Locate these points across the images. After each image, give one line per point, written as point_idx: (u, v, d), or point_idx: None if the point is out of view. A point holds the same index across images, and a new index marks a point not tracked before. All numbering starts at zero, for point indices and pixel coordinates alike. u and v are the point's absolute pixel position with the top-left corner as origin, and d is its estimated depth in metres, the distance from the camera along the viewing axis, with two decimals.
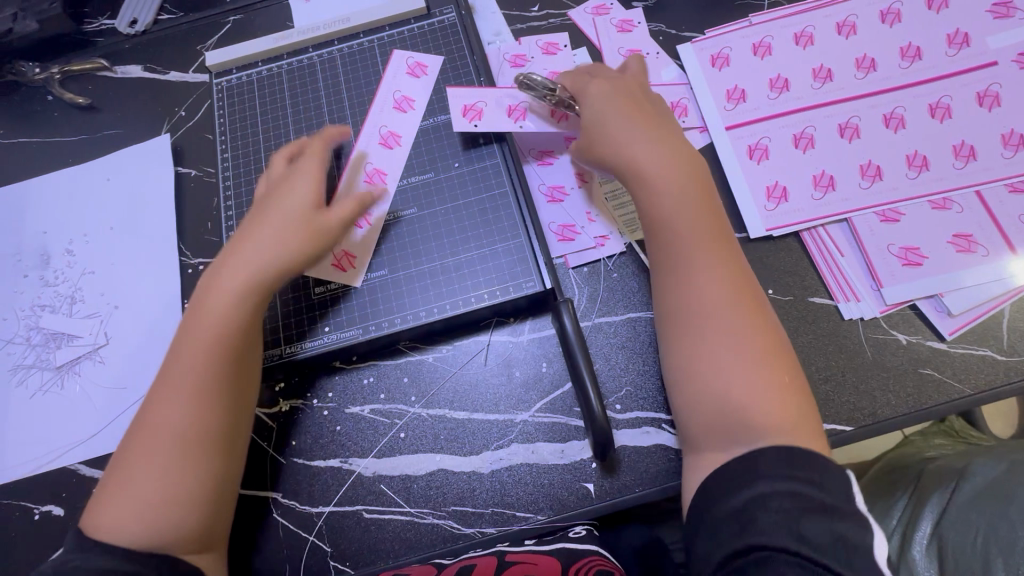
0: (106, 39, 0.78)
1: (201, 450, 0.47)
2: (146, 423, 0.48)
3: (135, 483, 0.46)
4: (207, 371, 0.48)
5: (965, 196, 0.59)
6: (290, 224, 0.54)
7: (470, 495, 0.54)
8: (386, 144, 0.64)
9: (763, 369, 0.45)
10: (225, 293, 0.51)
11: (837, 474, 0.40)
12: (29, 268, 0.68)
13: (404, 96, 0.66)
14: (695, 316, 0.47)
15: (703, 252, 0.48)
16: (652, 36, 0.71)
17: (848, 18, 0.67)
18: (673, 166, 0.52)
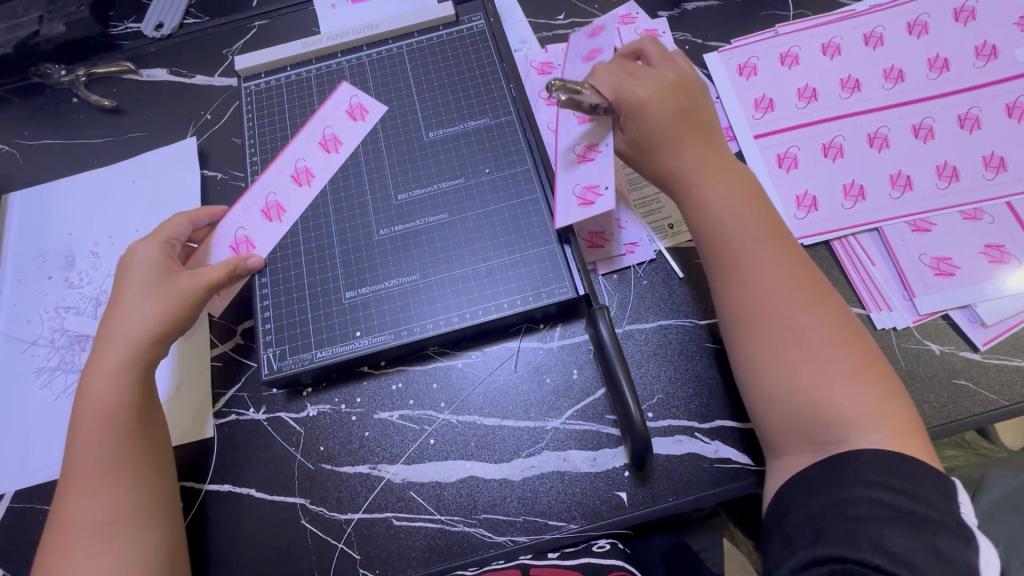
0: (131, 42, 0.78)
1: (133, 526, 0.49)
2: (65, 516, 0.50)
3: (74, 572, 0.48)
4: (121, 448, 0.51)
5: (996, 206, 0.59)
6: (148, 297, 0.56)
7: (502, 503, 0.54)
8: (297, 180, 0.64)
9: (842, 368, 0.45)
10: (113, 374, 0.54)
11: (926, 480, 0.40)
12: (53, 270, 0.68)
13: (331, 133, 0.66)
14: (764, 319, 0.48)
15: (765, 260, 0.49)
16: (679, 45, 0.71)
17: (876, 29, 0.68)
18: (728, 173, 0.52)
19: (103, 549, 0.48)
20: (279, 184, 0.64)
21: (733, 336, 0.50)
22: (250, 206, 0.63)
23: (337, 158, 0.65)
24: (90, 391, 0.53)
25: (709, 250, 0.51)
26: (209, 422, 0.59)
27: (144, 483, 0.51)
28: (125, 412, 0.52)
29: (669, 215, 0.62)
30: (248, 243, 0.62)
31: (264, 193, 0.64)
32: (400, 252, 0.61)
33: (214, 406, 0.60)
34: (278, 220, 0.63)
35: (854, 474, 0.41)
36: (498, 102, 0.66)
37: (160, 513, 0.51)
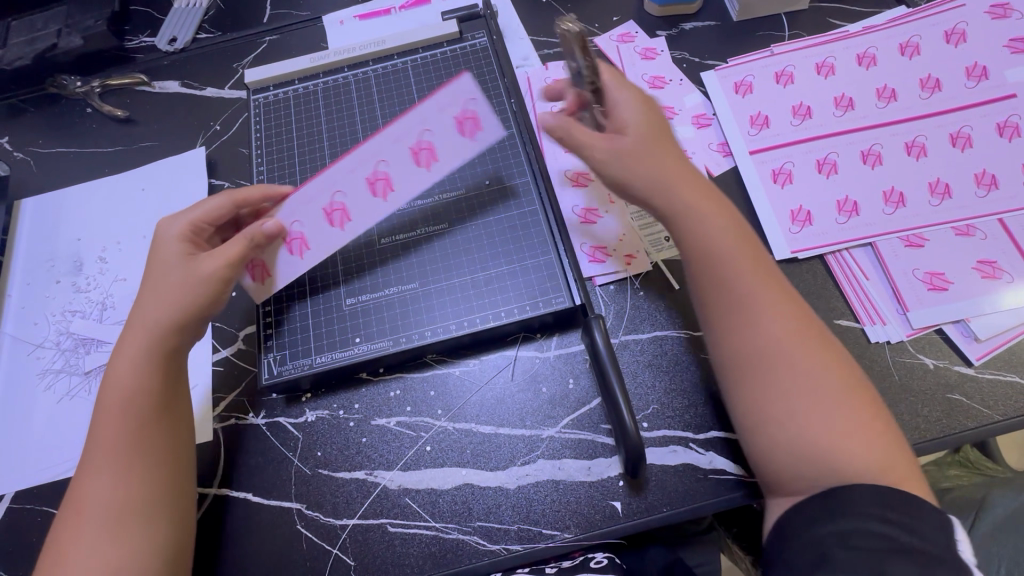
0: (145, 55, 0.81)
1: (143, 517, 0.49)
2: (78, 496, 0.49)
3: (78, 557, 0.47)
4: (138, 440, 0.50)
5: (988, 223, 0.60)
6: (170, 280, 0.53)
7: (496, 511, 0.54)
8: (374, 188, 0.56)
9: (846, 417, 0.45)
10: (133, 360, 0.52)
11: (928, 517, 0.40)
12: (62, 274, 0.69)
13: (427, 143, 0.55)
14: (765, 364, 0.47)
15: (768, 305, 0.48)
16: (676, 63, 0.73)
17: (869, 50, 0.69)
18: (725, 213, 0.50)
19: (107, 541, 0.47)
20: (347, 183, 0.56)
21: (735, 382, 0.48)
22: (313, 200, 0.56)
23: (427, 178, 0.56)
24: (115, 377, 0.51)
25: (704, 295, 0.50)
26: (208, 426, 0.60)
27: (156, 478, 0.50)
28: (143, 402, 0.51)
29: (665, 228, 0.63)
30: (305, 245, 0.57)
31: (331, 191, 0.56)
32: (401, 262, 0.62)
33: (214, 410, 0.60)
34: (339, 227, 0.56)
35: (854, 506, 0.42)
36: (499, 116, 0.68)
37: (168, 509, 0.50)
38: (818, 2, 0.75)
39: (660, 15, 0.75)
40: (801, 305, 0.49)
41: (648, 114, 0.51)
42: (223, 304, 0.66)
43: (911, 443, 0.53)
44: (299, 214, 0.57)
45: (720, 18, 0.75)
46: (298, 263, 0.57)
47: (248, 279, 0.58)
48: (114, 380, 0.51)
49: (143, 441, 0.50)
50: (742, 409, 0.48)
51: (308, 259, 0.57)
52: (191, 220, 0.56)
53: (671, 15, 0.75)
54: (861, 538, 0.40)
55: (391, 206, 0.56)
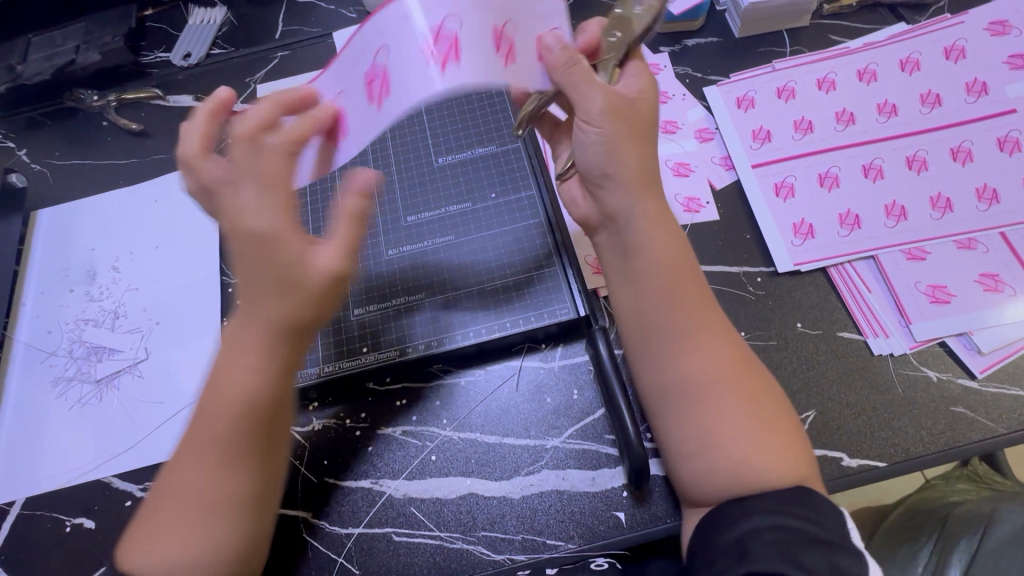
0: (161, 70, 0.83)
1: (232, 517, 0.43)
2: (169, 486, 0.43)
3: (161, 549, 0.42)
4: (241, 443, 0.42)
5: (989, 236, 0.60)
6: (277, 269, 0.40)
7: (500, 521, 0.54)
8: (370, 91, 0.46)
9: (756, 437, 0.45)
10: (256, 357, 0.42)
11: (828, 511, 0.42)
12: (76, 283, 0.70)
13: (452, 33, 0.45)
14: (702, 387, 0.47)
15: (693, 337, 0.48)
16: (679, 78, 0.74)
17: (869, 66, 0.70)
18: (672, 234, 0.50)
19: (196, 537, 0.42)
20: (392, 35, 0.46)
21: (674, 407, 0.48)
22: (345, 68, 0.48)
23: (430, 84, 0.44)
24: (233, 370, 0.42)
25: (647, 317, 0.49)
26: None
27: (256, 480, 0.43)
28: (256, 404, 0.42)
29: None
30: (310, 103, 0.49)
31: (360, 35, 0.47)
32: (408, 272, 0.63)
33: None
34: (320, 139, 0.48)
35: (758, 504, 0.43)
36: (505, 131, 0.70)
37: (262, 509, 0.45)
38: (819, 19, 0.77)
39: (664, 31, 0.77)
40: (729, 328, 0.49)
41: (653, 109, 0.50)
42: (233, 314, 0.67)
43: (915, 456, 0.53)
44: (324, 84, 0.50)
45: (722, 34, 0.76)
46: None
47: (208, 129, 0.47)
48: (240, 376, 0.42)
49: (257, 442, 0.43)
50: (679, 432, 0.48)
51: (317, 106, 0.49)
52: (223, 98, 0.47)
53: (674, 31, 0.77)
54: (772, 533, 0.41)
55: (368, 124, 0.46)
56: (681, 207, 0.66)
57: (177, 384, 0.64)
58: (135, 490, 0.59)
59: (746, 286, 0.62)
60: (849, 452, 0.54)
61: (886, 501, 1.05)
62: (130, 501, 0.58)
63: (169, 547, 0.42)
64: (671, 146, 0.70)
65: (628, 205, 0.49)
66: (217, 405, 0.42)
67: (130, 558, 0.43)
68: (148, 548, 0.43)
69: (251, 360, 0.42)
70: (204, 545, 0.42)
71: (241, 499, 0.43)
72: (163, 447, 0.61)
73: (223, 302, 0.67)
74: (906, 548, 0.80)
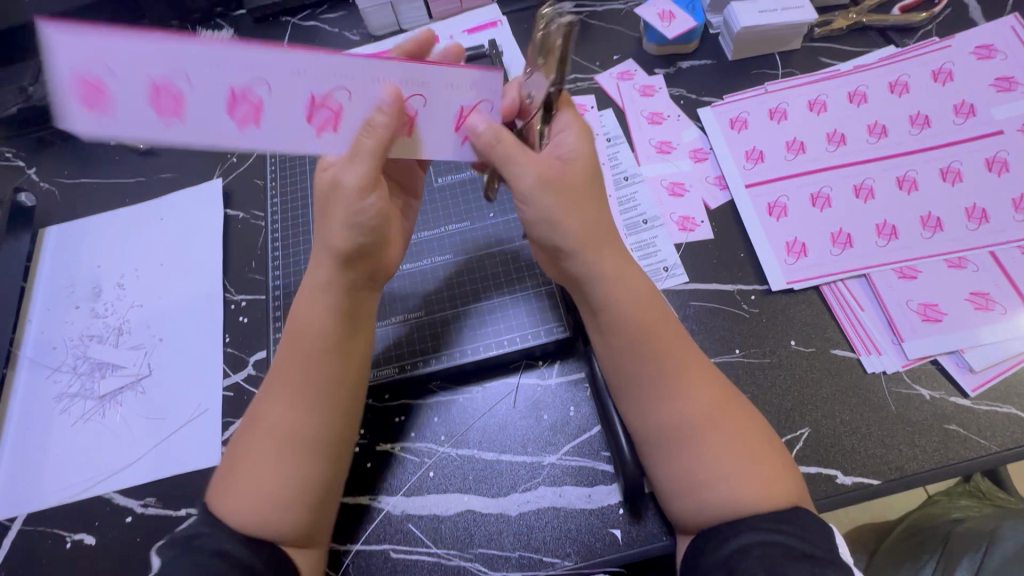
0: None
1: (311, 442, 0.49)
2: (259, 417, 0.50)
3: (252, 474, 0.48)
4: (322, 364, 0.50)
5: (980, 255, 0.61)
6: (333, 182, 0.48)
7: (497, 537, 0.54)
8: (233, 106, 0.43)
9: (746, 469, 0.47)
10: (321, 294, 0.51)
11: (817, 529, 0.44)
12: (82, 300, 0.72)
13: (334, 106, 0.45)
14: (686, 431, 0.49)
15: (672, 377, 0.50)
16: (673, 100, 0.76)
17: (859, 88, 0.72)
18: (640, 283, 0.53)
19: (283, 470, 0.48)
20: (283, 81, 0.43)
21: (661, 452, 0.50)
22: (124, 61, 0.39)
23: (313, 146, 0.46)
24: (306, 312, 0.51)
25: (625, 369, 0.51)
26: (217, 449, 0.62)
27: (332, 421, 0.50)
28: (328, 328, 0.51)
29: (664, 259, 0.66)
30: (83, 49, 0.38)
31: (255, 75, 0.42)
32: (408, 290, 0.65)
33: (224, 434, 0.62)
34: (164, 119, 0.42)
35: (748, 521, 0.45)
36: None
37: (337, 454, 0.51)
38: (810, 41, 0.79)
39: (658, 53, 0.79)
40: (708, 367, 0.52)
41: (590, 164, 0.51)
42: (236, 330, 0.68)
43: (908, 474, 0.54)
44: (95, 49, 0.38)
45: (715, 57, 0.78)
46: (79, 112, 0.40)
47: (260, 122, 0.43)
48: (313, 313, 0.51)
49: (339, 381, 0.51)
50: (669, 475, 0.49)
51: (97, 55, 0.39)
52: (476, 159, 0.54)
53: (669, 53, 0.79)
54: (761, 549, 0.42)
55: (235, 142, 0.44)
56: (676, 226, 0.68)
57: (179, 400, 0.65)
58: (135, 505, 0.60)
59: (740, 304, 0.63)
60: (843, 469, 0.55)
61: (890, 517, 1.04)
62: (130, 517, 0.59)
63: (257, 483, 0.47)
64: (666, 166, 0.71)
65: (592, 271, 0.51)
66: (304, 351, 0.51)
67: (218, 502, 0.48)
68: (234, 489, 0.48)
69: (326, 299, 0.51)
70: (287, 481, 0.47)
71: (317, 437, 0.49)
72: (164, 462, 0.61)
73: (226, 319, 0.69)
74: (908, 566, 0.80)
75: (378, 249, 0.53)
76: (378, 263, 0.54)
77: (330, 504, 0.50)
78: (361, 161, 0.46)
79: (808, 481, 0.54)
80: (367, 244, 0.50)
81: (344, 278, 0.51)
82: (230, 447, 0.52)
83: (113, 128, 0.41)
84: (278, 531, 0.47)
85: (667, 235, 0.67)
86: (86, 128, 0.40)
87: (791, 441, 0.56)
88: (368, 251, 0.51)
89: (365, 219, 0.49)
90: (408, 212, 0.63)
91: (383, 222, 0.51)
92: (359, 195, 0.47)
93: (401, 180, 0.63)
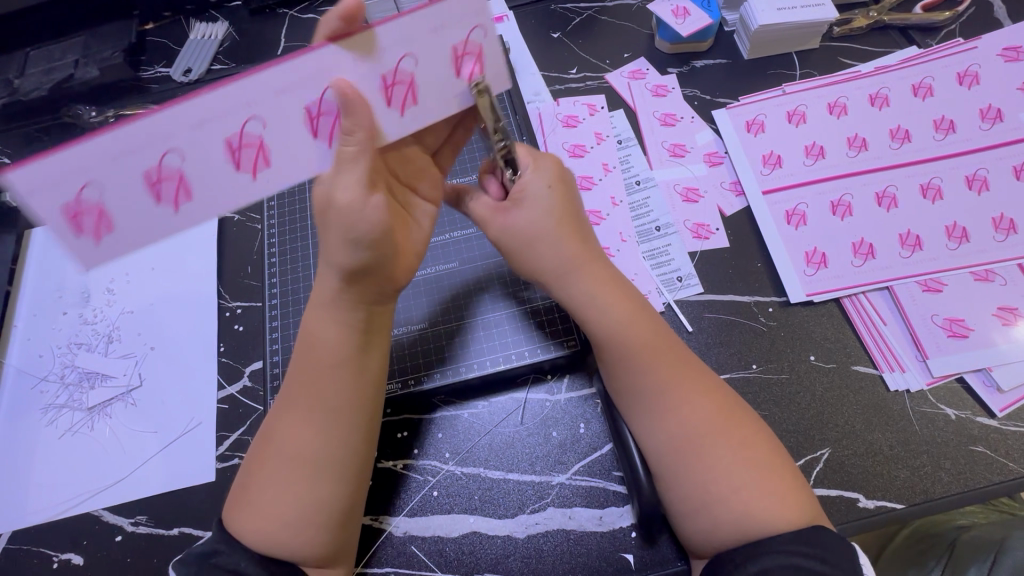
0: (160, 86, 0.80)
1: (323, 468, 0.46)
2: (271, 443, 0.47)
3: (266, 503, 0.45)
4: (329, 386, 0.47)
5: (1007, 268, 0.59)
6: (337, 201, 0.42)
7: (504, 561, 0.52)
8: (237, 157, 0.43)
9: (757, 484, 0.45)
10: (331, 320, 0.48)
11: (838, 549, 0.42)
12: (69, 305, 0.68)
13: (330, 110, 0.44)
14: (693, 445, 0.46)
15: (669, 390, 0.48)
16: (687, 101, 0.73)
17: (881, 90, 0.69)
18: (629, 296, 0.52)
19: (305, 490, 0.45)
20: (272, 106, 0.42)
21: (671, 467, 0.47)
22: (115, 162, 0.41)
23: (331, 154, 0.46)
24: (323, 327, 0.48)
25: (622, 380, 0.50)
26: (211, 465, 0.59)
27: (356, 439, 0.48)
28: (336, 352, 0.48)
29: (678, 268, 0.63)
30: (35, 177, 0.39)
31: (249, 112, 0.42)
32: (411, 300, 0.62)
33: (218, 449, 0.60)
34: (169, 209, 0.44)
35: (768, 543, 0.42)
36: None
37: (358, 471, 0.48)
38: (829, 41, 0.75)
39: (672, 52, 0.76)
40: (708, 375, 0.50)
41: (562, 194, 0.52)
42: (231, 339, 0.65)
43: (933, 497, 0.52)
44: (49, 173, 0.40)
45: (731, 56, 0.75)
46: (91, 244, 0.44)
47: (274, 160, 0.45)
48: (330, 330, 0.48)
49: (361, 398, 0.48)
50: (680, 491, 0.46)
51: (51, 182, 0.40)
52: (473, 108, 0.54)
53: (682, 51, 0.75)
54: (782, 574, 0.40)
55: (253, 192, 0.45)
56: (690, 234, 0.65)
57: (172, 412, 0.62)
58: (126, 523, 0.57)
59: (757, 316, 0.61)
60: (865, 492, 0.52)
61: None
62: (120, 536, 0.56)
63: (278, 503, 0.45)
64: (680, 170, 0.69)
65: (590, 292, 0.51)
66: (318, 366, 0.48)
67: (235, 523, 0.46)
68: (251, 510, 0.45)
69: (337, 315, 0.48)
70: (308, 501, 0.45)
71: (338, 456, 0.47)
72: (157, 478, 0.59)
73: (221, 327, 0.66)
74: None
75: (387, 265, 0.47)
76: (385, 280, 0.48)
77: (354, 522, 0.48)
78: (350, 169, 0.43)
79: (828, 505, 0.52)
80: (372, 261, 0.45)
81: (358, 295, 0.47)
82: (239, 474, 0.49)
83: (123, 247, 0.45)
84: (301, 553, 0.45)
85: (681, 243, 0.64)
86: (105, 250, 0.44)
87: (811, 461, 0.54)
88: (374, 270, 0.46)
89: (362, 237, 0.43)
90: (419, 218, 0.55)
91: (389, 236, 0.44)
92: (353, 209, 0.42)
93: (414, 182, 0.55)
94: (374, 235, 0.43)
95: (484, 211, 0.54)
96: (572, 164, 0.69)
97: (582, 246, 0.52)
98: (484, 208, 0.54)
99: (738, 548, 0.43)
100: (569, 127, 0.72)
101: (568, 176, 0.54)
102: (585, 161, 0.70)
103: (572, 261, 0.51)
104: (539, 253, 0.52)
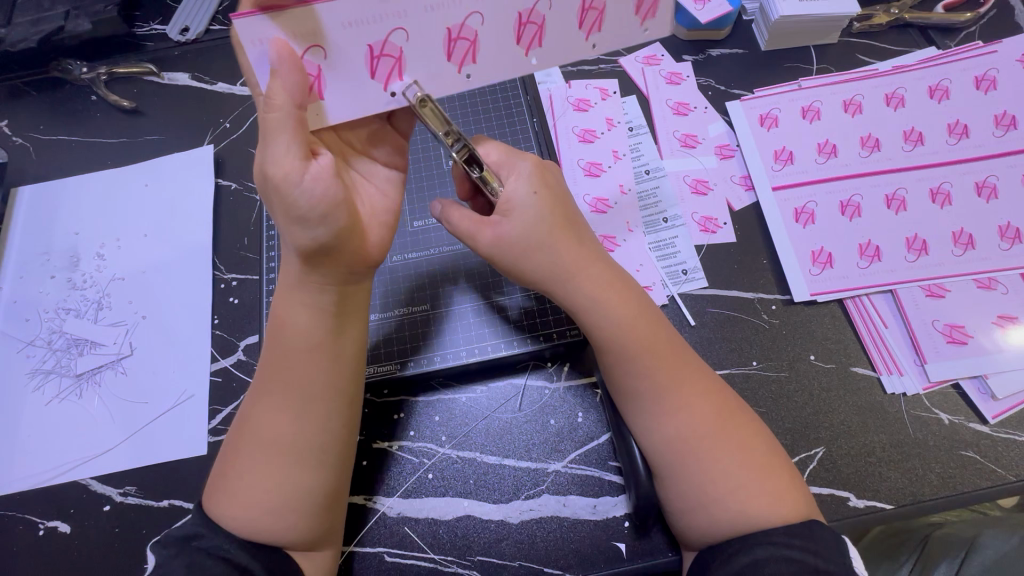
0: (155, 44, 0.76)
1: (300, 457, 0.45)
2: (246, 430, 0.46)
3: (244, 491, 0.44)
4: (304, 374, 0.46)
5: (1010, 277, 0.60)
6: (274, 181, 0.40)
7: (497, 546, 0.52)
8: (451, 47, 0.44)
9: (753, 484, 0.45)
10: (313, 308, 0.46)
11: (833, 546, 0.42)
12: (58, 269, 0.66)
13: (540, 20, 0.44)
14: (690, 446, 0.46)
15: (664, 395, 0.47)
16: (701, 90, 0.71)
17: (898, 90, 0.68)
18: (629, 297, 0.50)
19: (288, 477, 0.45)
20: (491, 4, 0.42)
21: (671, 465, 0.47)
22: (365, 22, 0.41)
23: (525, 66, 0.46)
24: (293, 312, 0.46)
25: (617, 380, 0.49)
26: (205, 438, 0.58)
27: (336, 427, 0.47)
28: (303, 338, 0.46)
29: (683, 261, 0.63)
30: (275, 26, 0.39)
31: (470, 8, 0.42)
32: (414, 282, 0.62)
33: (211, 423, 0.59)
34: (383, 85, 0.44)
35: (762, 538, 0.42)
36: (522, 137, 0.69)
37: (340, 455, 0.48)
38: (848, 36, 0.74)
39: (688, 39, 0.74)
40: (704, 376, 0.49)
41: (550, 194, 0.50)
42: (226, 312, 0.64)
43: (922, 498, 0.53)
44: (292, 25, 0.39)
45: (748, 46, 0.73)
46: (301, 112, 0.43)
47: (481, 60, 0.45)
48: (318, 315, 0.46)
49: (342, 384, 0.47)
50: (677, 489, 0.46)
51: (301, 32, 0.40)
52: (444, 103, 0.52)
53: (699, 39, 0.73)
54: (775, 566, 0.41)
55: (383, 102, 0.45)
56: (697, 227, 0.64)
57: (162, 383, 0.61)
58: (114, 494, 0.56)
59: (759, 313, 0.60)
60: (856, 492, 0.53)
61: None
62: (109, 506, 0.56)
63: (257, 491, 0.44)
64: (690, 161, 0.67)
65: (593, 299, 0.49)
66: (286, 349, 0.46)
67: (213, 507, 0.45)
68: (226, 496, 0.45)
69: (330, 300, 0.46)
70: (287, 486, 0.45)
71: (317, 441, 0.46)
72: (150, 447, 0.58)
73: (215, 299, 0.64)
74: None
75: (347, 242, 0.44)
76: (351, 257, 0.45)
77: (339, 505, 0.48)
78: (278, 140, 0.40)
79: (819, 503, 0.53)
80: (325, 238, 0.42)
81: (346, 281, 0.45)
82: (220, 455, 0.48)
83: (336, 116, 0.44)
84: (285, 537, 0.44)
85: (687, 236, 0.64)
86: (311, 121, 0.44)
87: (805, 459, 0.54)
88: (331, 247, 0.43)
89: (308, 212, 0.41)
90: (377, 181, 0.52)
91: (337, 208, 0.42)
92: (290, 184, 0.40)
93: (368, 147, 0.52)
94: (322, 210, 0.41)
95: (469, 223, 0.49)
96: (581, 150, 0.68)
97: (576, 245, 0.50)
98: (468, 219, 0.49)
99: (732, 542, 0.43)
100: (579, 110, 0.70)
101: (551, 175, 0.51)
102: (595, 147, 0.68)
103: (570, 265, 0.49)
104: (531, 261, 0.49)
